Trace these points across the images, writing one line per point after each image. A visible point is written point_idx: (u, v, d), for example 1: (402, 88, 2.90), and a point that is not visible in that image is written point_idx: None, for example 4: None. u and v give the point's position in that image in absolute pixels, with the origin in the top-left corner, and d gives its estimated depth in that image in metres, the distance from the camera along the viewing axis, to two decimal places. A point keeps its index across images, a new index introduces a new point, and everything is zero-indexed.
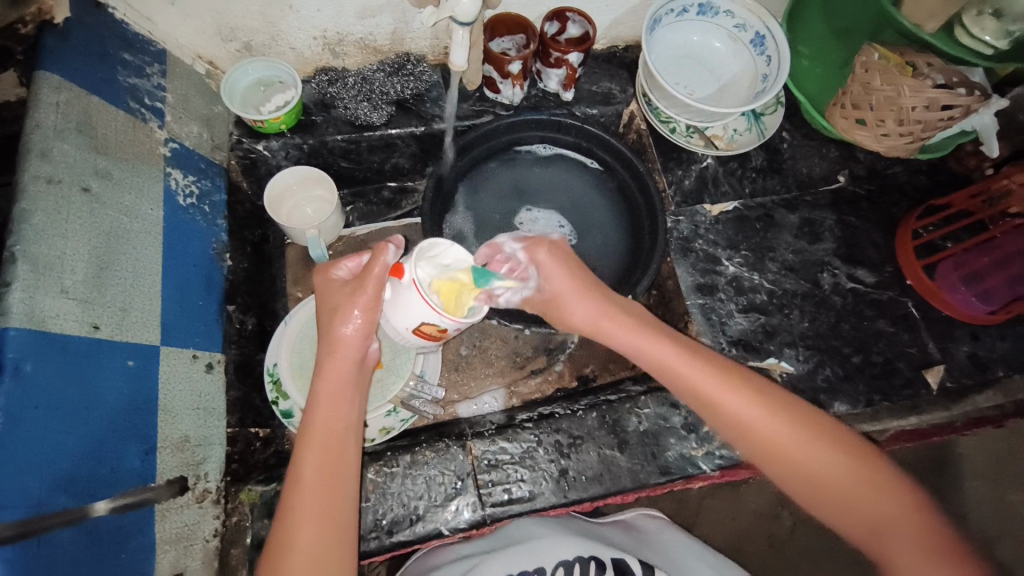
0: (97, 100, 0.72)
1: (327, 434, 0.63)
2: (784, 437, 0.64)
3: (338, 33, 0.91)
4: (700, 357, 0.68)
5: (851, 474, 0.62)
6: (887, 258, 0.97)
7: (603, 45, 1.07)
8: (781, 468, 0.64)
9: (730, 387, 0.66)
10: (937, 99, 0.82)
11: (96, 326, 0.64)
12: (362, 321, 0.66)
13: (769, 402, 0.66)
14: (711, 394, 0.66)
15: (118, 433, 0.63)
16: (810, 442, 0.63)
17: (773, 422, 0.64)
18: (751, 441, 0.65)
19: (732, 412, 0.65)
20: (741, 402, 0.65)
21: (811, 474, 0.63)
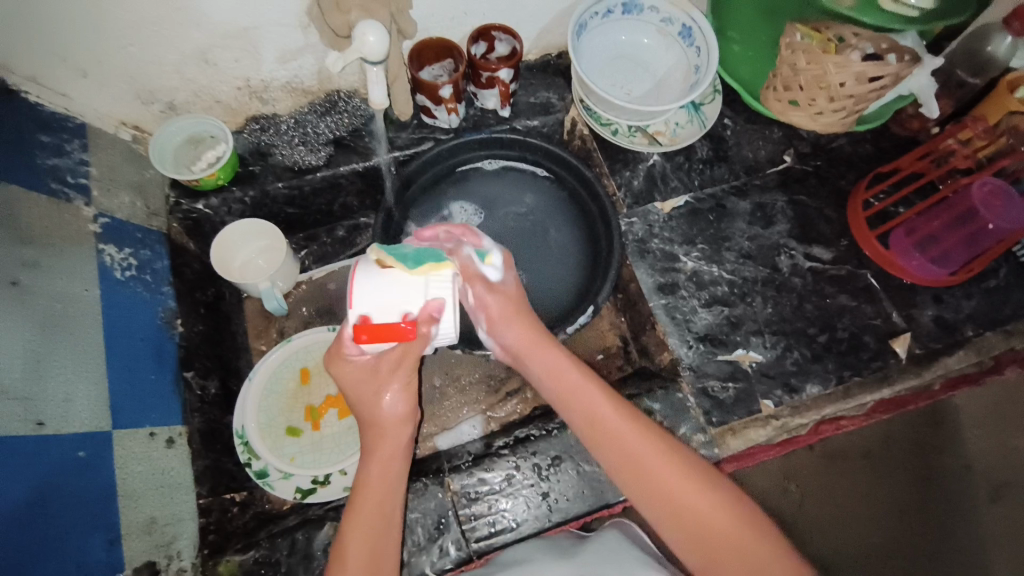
0: (16, 188, 0.69)
1: (386, 492, 0.65)
2: (680, 486, 0.63)
3: (263, 80, 0.89)
4: (617, 405, 0.68)
5: (737, 532, 0.60)
6: (842, 232, 0.97)
7: (535, 55, 1.07)
8: (668, 512, 0.62)
9: (632, 427, 0.66)
10: (864, 73, 0.82)
11: (41, 422, 0.62)
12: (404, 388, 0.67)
13: (674, 448, 0.65)
14: (602, 422, 0.67)
15: (77, 529, 0.61)
16: (696, 489, 0.62)
17: (661, 459, 0.64)
18: (642, 483, 0.64)
19: (630, 450, 0.65)
20: (639, 441, 0.65)
21: (699, 525, 0.61)
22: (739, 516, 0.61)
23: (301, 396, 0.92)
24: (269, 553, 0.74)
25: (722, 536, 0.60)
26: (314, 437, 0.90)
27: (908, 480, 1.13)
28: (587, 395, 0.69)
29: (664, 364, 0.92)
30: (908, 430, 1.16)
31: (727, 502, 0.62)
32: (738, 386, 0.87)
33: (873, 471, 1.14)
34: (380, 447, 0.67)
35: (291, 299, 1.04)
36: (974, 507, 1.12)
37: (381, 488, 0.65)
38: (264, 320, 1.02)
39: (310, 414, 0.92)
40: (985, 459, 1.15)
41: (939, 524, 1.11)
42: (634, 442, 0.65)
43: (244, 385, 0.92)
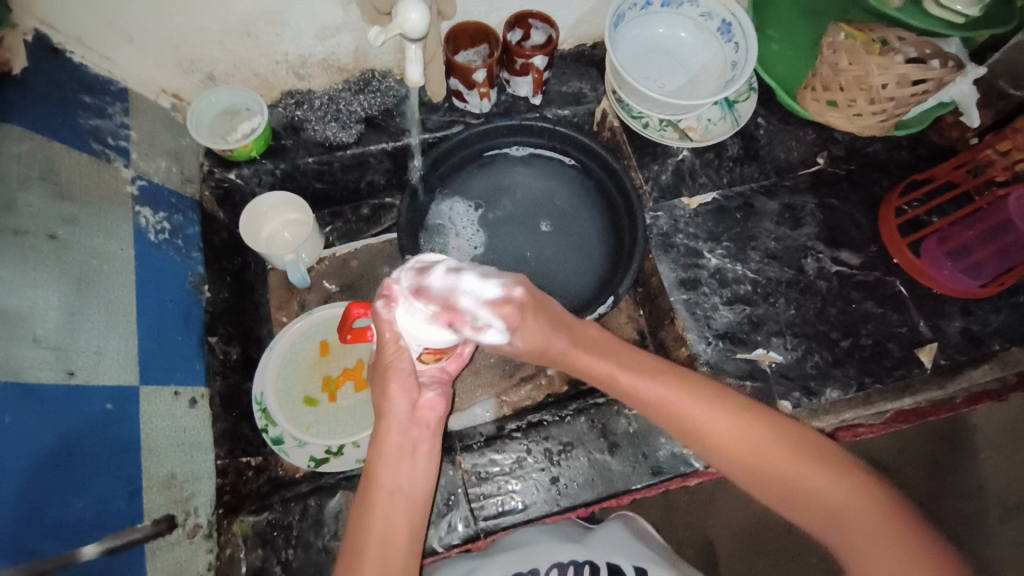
0: (60, 145, 0.71)
1: (386, 489, 0.63)
2: (761, 447, 0.61)
3: (300, 55, 0.91)
4: (659, 373, 0.66)
5: (825, 481, 0.59)
6: (872, 238, 0.95)
7: (570, 45, 1.07)
8: (754, 477, 0.62)
9: (697, 401, 0.64)
10: (908, 75, 0.80)
11: (72, 372, 0.63)
12: (401, 384, 0.65)
13: (728, 399, 0.64)
14: (644, 390, 0.66)
15: (101, 477, 0.63)
16: (767, 438, 0.62)
17: (718, 417, 0.63)
18: (718, 455, 0.63)
19: (700, 426, 0.63)
20: (709, 414, 0.63)
21: (771, 472, 0.61)
22: (824, 464, 0.61)
23: (319, 367, 0.94)
24: (282, 516, 0.76)
25: (814, 489, 0.59)
26: (330, 408, 0.91)
27: (921, 495, 1.11)
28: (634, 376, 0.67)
29: (681, 359, 0.92)
30: (924, 445, 1.14)
31: (798, 446, 0.61)
32: (756, 386, 0.86)
33: (885, 482, 1.12)
34: (380, 443, 0.65)
35: (314, 273, 1.06)
36: (985, 528, 1.10)
37: (388, 499, 0.63)
38: (287, 292, 1.04)
39: (327, 385, 0.93)
40: (1000, 480, 1.12)
41: (950, 542, 1.09)
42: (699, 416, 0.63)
43: (266, 353, 0.94)
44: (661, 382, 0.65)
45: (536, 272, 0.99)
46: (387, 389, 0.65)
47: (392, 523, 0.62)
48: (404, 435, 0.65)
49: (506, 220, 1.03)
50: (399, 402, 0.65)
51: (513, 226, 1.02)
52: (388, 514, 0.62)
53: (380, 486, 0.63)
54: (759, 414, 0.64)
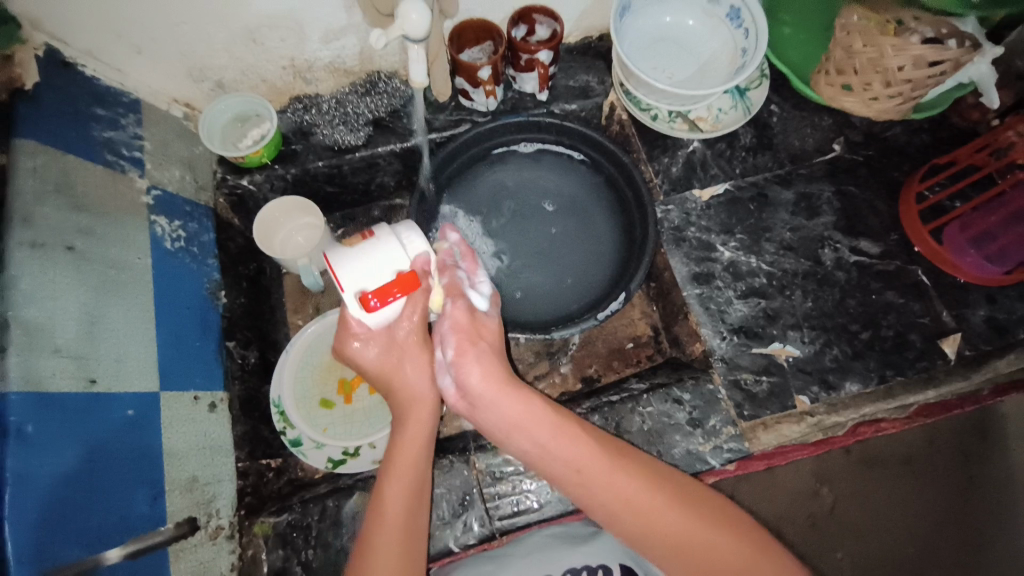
0: (74, 158, 0.72)
1: (413, 453, 0.67)
2: (676, 523, 0.61)
3: (307, 60, 0.91)
4: (600, 451, 0.65)
5: (743, 559, 0.59)
6: (892, 225, 0.93)
7: (576, 37, 1.05)
8: (668, 553, 0.61)
9: (617, 471, 0.63)
10: (923, 57, 0.78)
11: (93, 380, 0.65)
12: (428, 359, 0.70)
13: (666, 486, 0.63)
14: (584, 470, 0.64)
15: (124, 481, 0.65)
16: (703, 528, 0.60)
17: (654, 498, 0.62)
18: (649, 536, 0.61)
19: (619, 497, 0.62)
20: (630, 485, 0.63)
21: (703, 562, 0.59)
22: (759, 554, 0.59)
23: (334, 369, 0.95)
24: (301, 517, 0.77)
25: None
26: (346, 410, 0.93)
27: (947, 487, 1.09)
28: (558, 442, 0.65)
29: (696, 355, 0.91)
30: (951, 436, 1.11)
31: (734, 533, 0.60)
32: (772, 381, 0.85)
33: (910, 476, 1.10)
34: (409, 416, 0.69)
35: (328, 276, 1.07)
36: (1017, 522, 1.07)
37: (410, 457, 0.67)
38: (301, 296, 1.06)
39: (343, 387, 0.94)
40: None
41: (978, 535, 1.07)
42: (614, 485, 0.63)
43: (281, 356, 0.95)
44: (579, 445, 0.65)
45: (546, 270, 0.98)
46: (416, 366, 0.70)
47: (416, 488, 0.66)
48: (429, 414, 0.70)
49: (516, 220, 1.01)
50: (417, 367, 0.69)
51: (522, 225, 1.01)
52: (412, 483, 0.66)
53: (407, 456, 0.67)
54: (696, 497, 0.63)
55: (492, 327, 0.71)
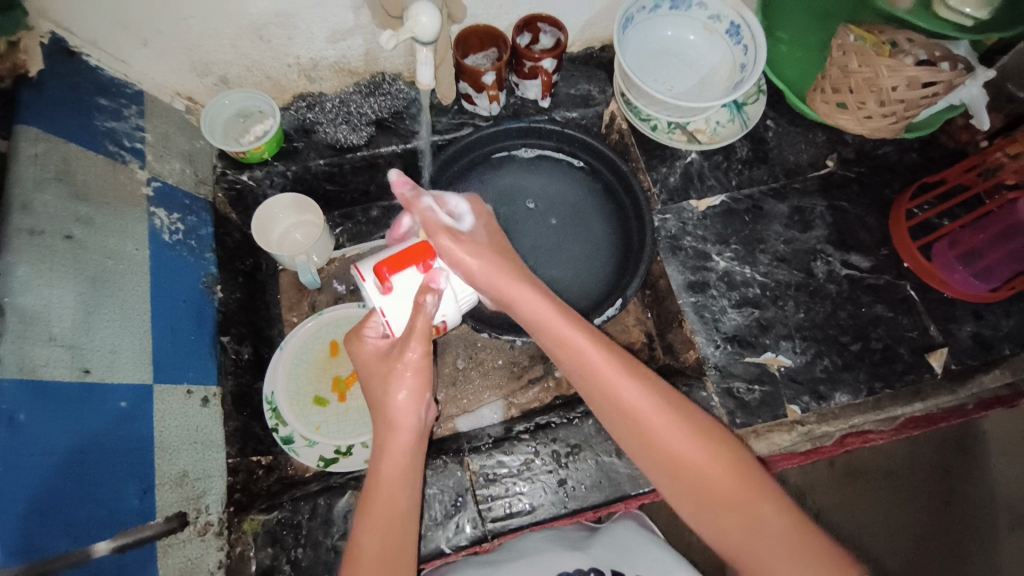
0: (76, 147, 0.72)
1: (395, 477, 0.64)
2: (667, 434, 0.62)
3: (312, 59, 0.92)
4: (617, 358, 0.65)
5: (733, 485, 0.60)
6: (882, 241, 0.95)
7: (579, 48, 1.07)
8: (650, 457, 0.63)
9: (625, 374, 0.64)
10: (916, 78, 0.80)
11: (87, 370, 0.64)
12: (417, 384, 0.66)
13: (674, 405, 0.64)
14: (597, 370, 0.65)
15: (115, 473, 0.64)
16: (697, 446, 0.61)
17: (656, 411, 0.63)
18: (646, 440, 0.63)
19: (627, 404, 0.63)
20: (631, 391, 0.64)
21: (691, 475, 0.61)
22: (748, 484, 0.60)
23: (329, 367, 0.95)
24: (292, 515, 0.76)
25: (727, 498, 0.59)
26: (339, 408, 0.92)
27: (931, 502, 1.11)
28: (573, 336, 0.66)
29: (689, 362, 0.92)
30: (933, 451, 1.13)
31: (728, 463, 0.61)
32: (764, 390, 0.86)
33: (894, 490, 1.11)
34: (388, 446, 0.65)
35: (324, 274, 1.07)
36: (994, 538, 1.08)
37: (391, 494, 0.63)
38: (297, 293, 1.05)
39: (337, 385, 0.94)
40: (1013, 489, 1.09)
41: (960, 550, 1.08)
42: (618, 386, 0.64)
43: (276, 353, 0.95)
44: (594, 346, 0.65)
45: (543, 274, 0.99)
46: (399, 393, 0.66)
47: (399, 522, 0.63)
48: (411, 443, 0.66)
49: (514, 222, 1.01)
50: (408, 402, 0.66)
51: (522, 230, 1.00)
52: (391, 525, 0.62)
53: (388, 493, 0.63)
54: (699, 418, 0.63)
55: (502, 241, 0.72)
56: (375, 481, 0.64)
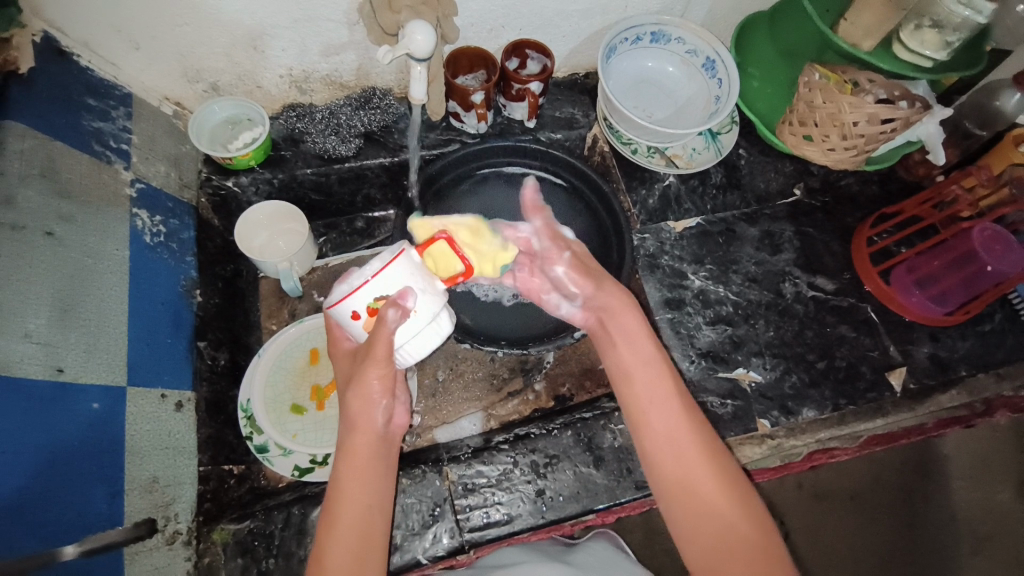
0: (61, 145, 0.72)
1: (360, 484, 0.64)
2: (703, 479, 0.63)
3: (304, 71, 0.93)
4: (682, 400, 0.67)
5: (750, 548, 0.60)
6: (845, 265, 1.00)
7: (564, 73, 1.12)
8: (684, 501, 0.63)
9: (681, 416, 0.66)
10: (877, 114, 0.87)
11: (60, 369, 0.63)
12: (381, 387, 0.65)
13: (715, 458, 0.64)
14: (658, 409, 0.66)
15: (82, 477, 0.62)
16: (727, 502, 0.62)
17: (697, 459, 0.64)
18: (683, 485, 0.63)
19: (674, 445, 0.65)
20: (683, 432, 0.65)
21: (716, 529, 0.61)
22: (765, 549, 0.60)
23: (308, 375, 0.94)
24: (264, 524, 0.75)
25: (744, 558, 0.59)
26: (318, 417, 0.91)
27: (894, 521, 1.15)
28: (651, 377, 0.68)
29: None
30: (896, 471, 1.18)
31: (752, 526, 0.61)
32: (736, 404, 0.89)
33: (857, 509, 1.15)
34: (351, 448, 0.65)
35: (305, 283, 1.06)
36: (957, 556, 1.14)
37: (356, 505, 0.63)
38: (277, 301, 1.05)
39: (316, 394, 0.93)
40: (971, 509, 1.17)
41: (921, 569, 1.12)
42: (673, 424, 0.66)
43: (252, 361, 0.94)
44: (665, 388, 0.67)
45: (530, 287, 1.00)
46: (366, 398, 0.64)
47: (371, 517, 0.63)
48: (376, 443, 0.66)
49: None
50: (376, 410, 0.65)
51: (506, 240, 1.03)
52: (364, 522, 0.62)
53: (354, 490, 0.63)
54: (737, 479, 0.64)
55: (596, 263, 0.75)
56: (340, 483, 0.64)
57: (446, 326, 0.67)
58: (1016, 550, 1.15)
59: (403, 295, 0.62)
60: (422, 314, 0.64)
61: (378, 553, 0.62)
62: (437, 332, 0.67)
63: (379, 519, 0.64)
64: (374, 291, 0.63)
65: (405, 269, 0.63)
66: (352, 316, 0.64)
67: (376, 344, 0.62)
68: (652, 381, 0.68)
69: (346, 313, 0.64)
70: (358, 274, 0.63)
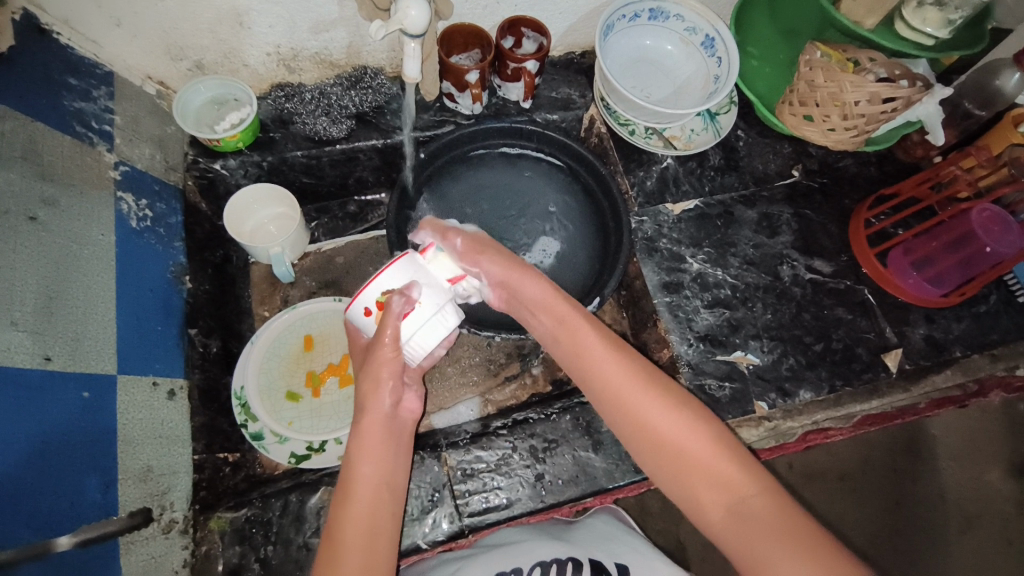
0: (41, 126, 0.69)
1: (376, 463, 0.65)
2: (649, 410, 0.63)
3: (292, 48, 0.90)
4: (610, 345, 0.68)
5: (716, 460, 0.60)
6: (843, 247, 1.00)
7: (560, 52, 1.09)
8: (637, 433, 0.63)
9: (613, 356, 0.67)
10: (878, 93, 0.85)
11: (49, 358, 0.61)
12: (391, 372, 0.67)
13: (659, 385, 0.65)
14: (588, 354, 0.68)
15: (76, 466, 0.60)
16: (686, 424, 0.62)
17: (638, 391, 0.64)
18: (629, 421, 0.64)
19: (609, 384, 0.66)
20: (618, 369, 0.66)
21: (677, 451, 0.61)
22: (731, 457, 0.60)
23: (302, 362, 0.93)
24: (262, 512, 0.74)
25: (711, 472, 0.60)
26: (313, 403, 0.91)
27: (883, 500, 1.17)
28: (576, 329, 0.69)
29: (663, 361, 0.94)
30: (885, 451, 1.19)
31: (714, 438, 0.61)
32: (734, 387, 0.89)
33: (847, 488, 1.17)
34: (362, 427, 0.66)
35: (297, 268, 1.04)
36: (945, 533, 1.16)
37: (373, 482, 0.63)
38: (269, 287, 1.03)
39: (311, 380, 0.92)
40: (958, 487, 1.19)
41: (910, 546, 1.14)
42: (603, 366, 0.67)
43: (245, 348, 0.92)
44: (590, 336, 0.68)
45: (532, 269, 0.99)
46: (376, 380, 0.66)
47: (382, 492, 0.64)
48: (386, 424, 0.67)
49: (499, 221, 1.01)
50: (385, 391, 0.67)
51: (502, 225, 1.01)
52: (374, 498, 0.63)
53: (367, 468, 0.64)
54: (690, 402, 0.64)
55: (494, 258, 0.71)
56: (353, 460, 0.65)
57: (452, 319, 0.69)
58: (1002, 527, 1.17)
59: (408, 287, 0.67)
60: (426, 308, 0.67)
61: (391, 527, 0.62)
62: (443, 325, 0.68)
63: (389, 497, 0.64)
64: (379, 285, 0.67)
65: (402, 267, 0.68)
66: (364, 313, 0.69)
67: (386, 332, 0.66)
68: (575, 330, 0.69)
69: (358, 310, 0.69)
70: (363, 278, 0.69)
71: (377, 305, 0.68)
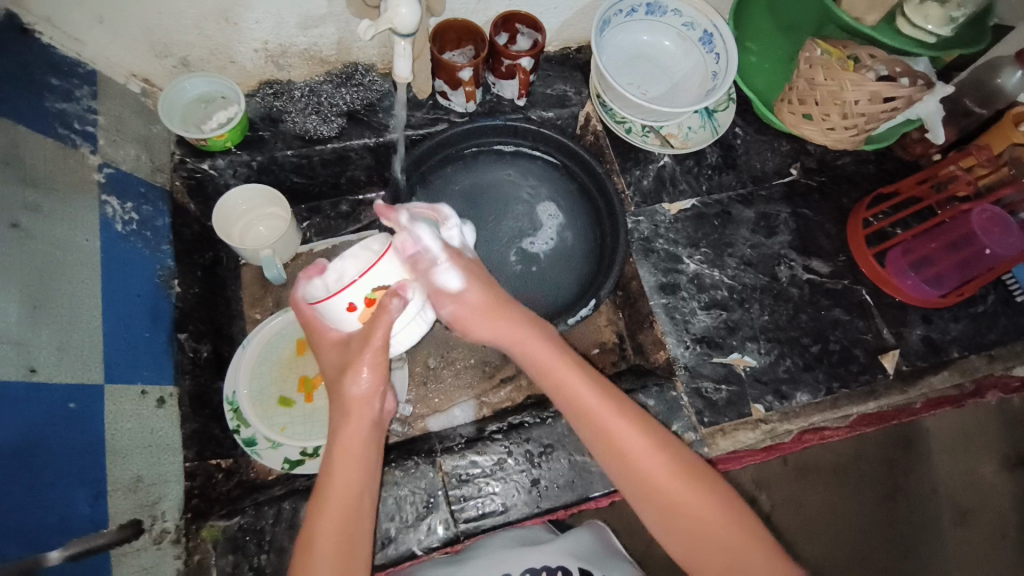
0: (23, 129, 0.67)
1: (353, 467, 0.62)
2: (686, 500, 0.62)
3: (281, 44, 0.88)
4: (642, 429, 0.64)
5: (754, 557, 0.60)
6: (840, 247, 0.99)
7: (555, 48, 1.07)
8: (675, 524, 0.62)
9: (646, 444, 0.63)
10: (879, 92, 0.84)
11: (33, 369, 0.60)
12: (375, 375, 0.63)
13: (690, 472, 0.63)
14: (621, 443, 0.63)
15: (63, 479, 0.60)
16: (721, 519, 0.61)
17: (672, 479, 0.62)
18: (663, 512, 0.62)
19: (644, 472, 0.63)
20: (654, 461, 0.63)
21: (716, 547, 0.61)
22: (772, 560, 0.60)
23: (295, 366, 0.92)
24: (254, 520, 0.72)
25: (750, 573, 0.59)
26: (306, 408, 0.89)
27: (879, 497, 1.17)
28: (603, 414, 0.64)
29: (659, 362, 0.93)
30: (881, 448, 1.20)
31: (750, 535, 0.61)
32: (731, 389, 0.88)
33: (843, 485, 1.17)
34: (343, 431, 0.63)
35: (289, 269, 1.03)
36: (940, 528, 1.17)
37: (348, 487, 0.61)
38: (260, 289, 1.01)
39: (303, 385, 0.91)
40: (953, 483, 1.19)
41: (905, 543, 1.15)
42: (639, 455, 0.63)
43: (237, 352, 0.91)
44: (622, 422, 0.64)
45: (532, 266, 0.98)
46: (360, 380, 0.63)
47: (357, 504, 0.61)
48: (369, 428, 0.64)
49: (493, 221, 0.99)
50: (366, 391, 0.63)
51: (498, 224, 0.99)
52: (350, 506, 0.61)
53: (347, 474, 0.62)
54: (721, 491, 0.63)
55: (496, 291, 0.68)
56: (332, 469, 0.62)
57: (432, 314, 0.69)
58: (996, 521, 1.18)
59: (402, 287, 0.62)
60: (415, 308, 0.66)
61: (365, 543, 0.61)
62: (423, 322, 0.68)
63: (366, 508, 0.62)
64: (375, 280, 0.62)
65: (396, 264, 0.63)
66: (348, 308, 0.63)
67: (377, 337, 0.61)
68: (600, 414, 0.64)
69: (342, 306, 0.62)
70: (349, 270, 0.64)
71: (366, 302, 0.63)
